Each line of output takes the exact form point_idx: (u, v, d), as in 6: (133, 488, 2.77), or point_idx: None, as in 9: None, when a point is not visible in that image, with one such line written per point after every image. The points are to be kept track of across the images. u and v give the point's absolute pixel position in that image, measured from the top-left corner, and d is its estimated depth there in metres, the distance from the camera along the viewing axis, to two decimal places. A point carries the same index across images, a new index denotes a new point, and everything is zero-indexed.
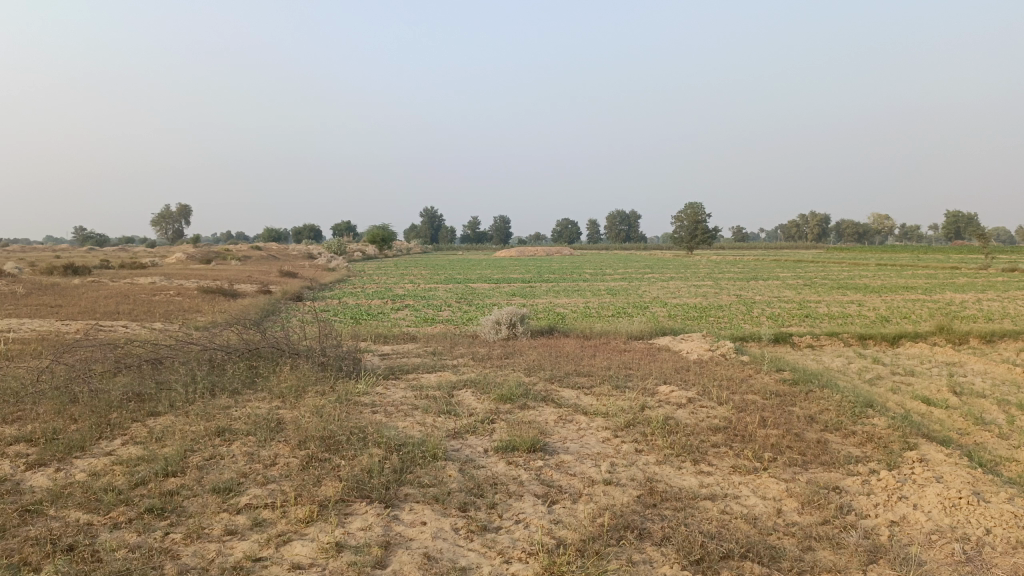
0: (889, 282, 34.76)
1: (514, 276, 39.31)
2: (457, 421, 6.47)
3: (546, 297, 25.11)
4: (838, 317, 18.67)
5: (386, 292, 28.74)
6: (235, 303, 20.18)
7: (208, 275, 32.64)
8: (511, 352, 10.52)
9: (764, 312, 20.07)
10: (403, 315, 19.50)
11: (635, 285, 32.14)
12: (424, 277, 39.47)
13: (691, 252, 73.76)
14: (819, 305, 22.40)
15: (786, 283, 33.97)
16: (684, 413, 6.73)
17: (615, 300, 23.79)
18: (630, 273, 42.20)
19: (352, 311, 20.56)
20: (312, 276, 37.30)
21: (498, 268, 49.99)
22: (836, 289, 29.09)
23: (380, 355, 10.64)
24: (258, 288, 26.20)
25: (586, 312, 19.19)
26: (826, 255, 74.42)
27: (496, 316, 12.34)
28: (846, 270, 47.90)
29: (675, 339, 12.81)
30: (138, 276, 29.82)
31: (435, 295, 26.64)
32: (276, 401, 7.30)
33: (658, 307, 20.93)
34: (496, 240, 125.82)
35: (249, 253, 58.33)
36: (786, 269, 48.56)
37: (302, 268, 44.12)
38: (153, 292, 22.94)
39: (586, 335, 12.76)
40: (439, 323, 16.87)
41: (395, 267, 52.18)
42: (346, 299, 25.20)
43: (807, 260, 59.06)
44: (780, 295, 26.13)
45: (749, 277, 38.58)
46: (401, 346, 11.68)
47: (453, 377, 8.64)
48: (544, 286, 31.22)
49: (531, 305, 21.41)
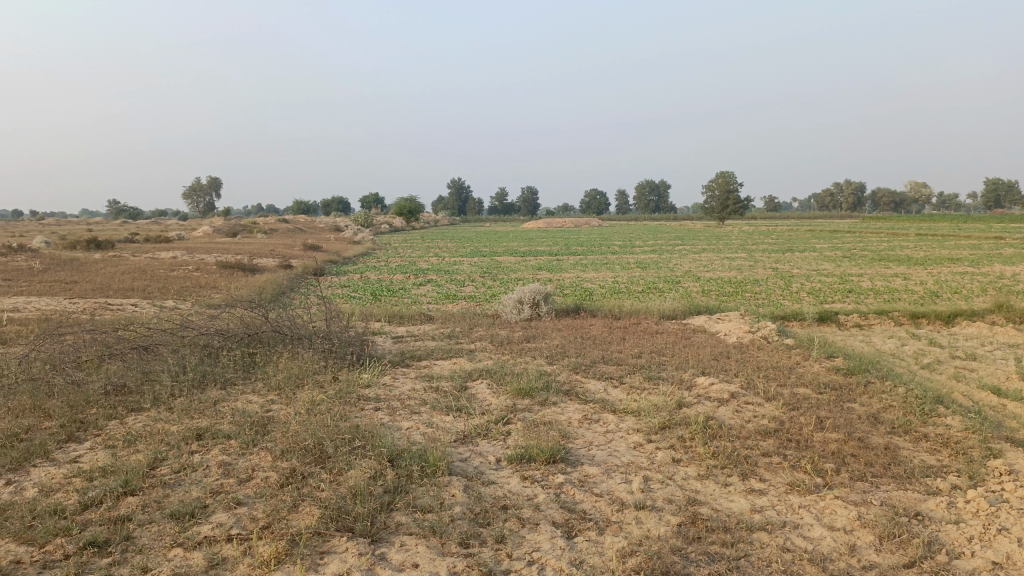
0: (934, 253, 33.15)
1: (541, 248, 38.40)
2: (468, 420, 5.70)
3: (573, 271, 24.23)
4: (885, 293, 17.51)
5: (409, 266, 28.05)
6: (252, 279, 19.61)
7: (231, 249, 32.21)
8: (533, 335, 9.72)
9: (803, 286, 18.99)
10: (424, 292, 18.73)
11: (665, 257, 31.03)
12: (449, 250, 38.79)
13: (723, 223, 72.12)
14: (860, 279, 21.20)
15: (823, 255, 32.56)
16: (728, 411, 5.89)
17: (645, 274, 22.79)
18: (660, 244, 41.09)
19: (372, 288, 19.85)
20: (335, 249, 36.76)
21: (525, 240, 48.96)
22: (877, 262, 27.67)
23: (393, 338, 9.89)
24: (279, 262, 25.68)
25: (614, 288, 18.27)
26: (861, 225, 72.34)
27: (518, 294, 11.55)
28: (886, 240, 46.15)
29: (711, 318, 11.91)
30: (160, 250, 29.45)
31: (458, 269, 25.85)
32: (271, 394, 6.60)
33: (691, 282, 19.96)
34: (523, 211, 124.67)
35: (275, 226, 58.04)
36: (822, 240, 47.06)
37: (327, 241, 43.58)
38: (171, 267, 22.46)
39: (616, 315, 11.89)
40: (461, 301, 16.12)
41: (420, 240, 51.48)
42: (367, 273, 24.55)
43: (845, 231, 57.14)
44: (819, 268, 24.94)
45: (784, 249, 37.34)
46: (416, 327, 10.94)
47: (469, 365, 7.88)
48: (572, 258, 30.32)
49: (557, 281, 20.53)
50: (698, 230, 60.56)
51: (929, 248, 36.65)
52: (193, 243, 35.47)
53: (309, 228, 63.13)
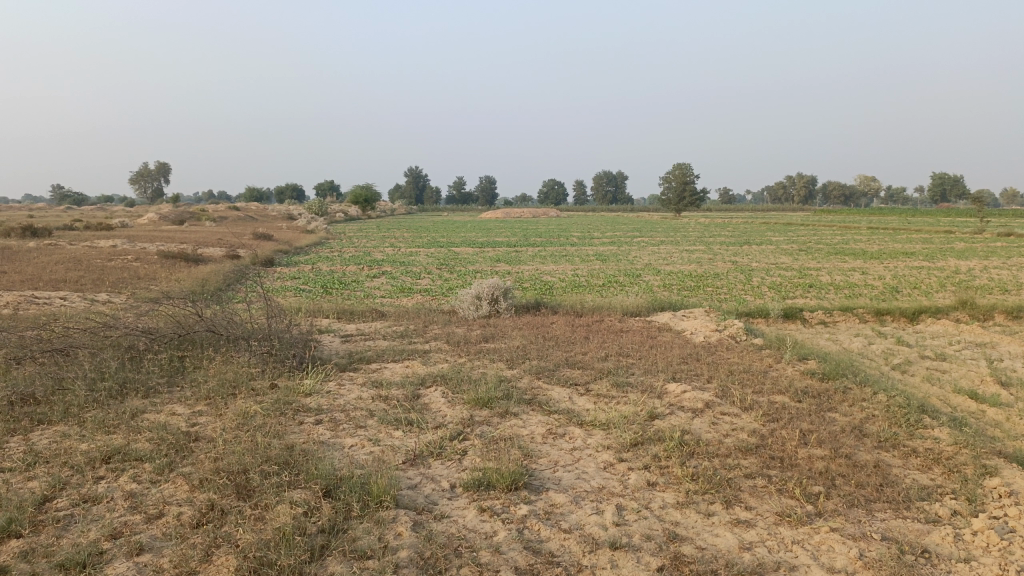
0: (887, 247, 33.47)
1: (499, 238, 37.86)
2: (420, 436, 5.12)
3: (532, 263, 23.72)
4: (845, 288, 17.37)
5: (363, 256, 27.21)
6: (197, 269, 18.68)
7: (176, 237, 30.91)
8: (492, 335, 9.15)
9: (764, 281, 18.77)
10: (377, 285, 18.03)
11: (624, 249, 30.72)
12: (405, 240, 37.96)
13: (680, 215, 72.43)
14: (820, 273, 21.10)
15: (780, 248, 32.57)
16: (703, 424, 5.42)
17: (604, 267, 22.39)
18: (619, 236, 40.84)
19: (323, 280, 19.10)
20: (287, 238, 35.64)
21: (483, 230, 48.40)
22: (834, 256, 27.74)
23: (342, 337, 9.23)
24: (226, 252, 24.63)
25: (575, 281, 17.79)
26: (814, 218, 73.45)
27: (476, 289, 10.97)
28: (839, 233, 46.72)
29: (676, 315, 11.49)
30: (101, 238, 28.05)
31: (414, 261, 25.11)
32: (199, 405, 5.93)
33: (652, 276, 19.61)
34: (481, 201, 123.85)
35: (226, 214, 56.51)
36: (778, 232, 47.40)
37: (279, 230, 42.50)
38: (110, 257, 21.32)
39: (578, 312, 11.39)
40: (416, 295, 15.44)
41: (375, 229, 50.55)
42: (319, 264, 23.68)
43: (799, 224, 57.80)
44: (778, 262, 24.84)
45: (741, 241, 37.38)
46: (367, 324, 10.28)
47: (422, 369, 7.27)
48: (531, 250, 29.81)
49: (515, 274, 20.01)
50: (655, 222, 60.64)
51: (882, 242, 37.04)
52: (136, 232, 34.05)
53: (262, 216, 61.47)
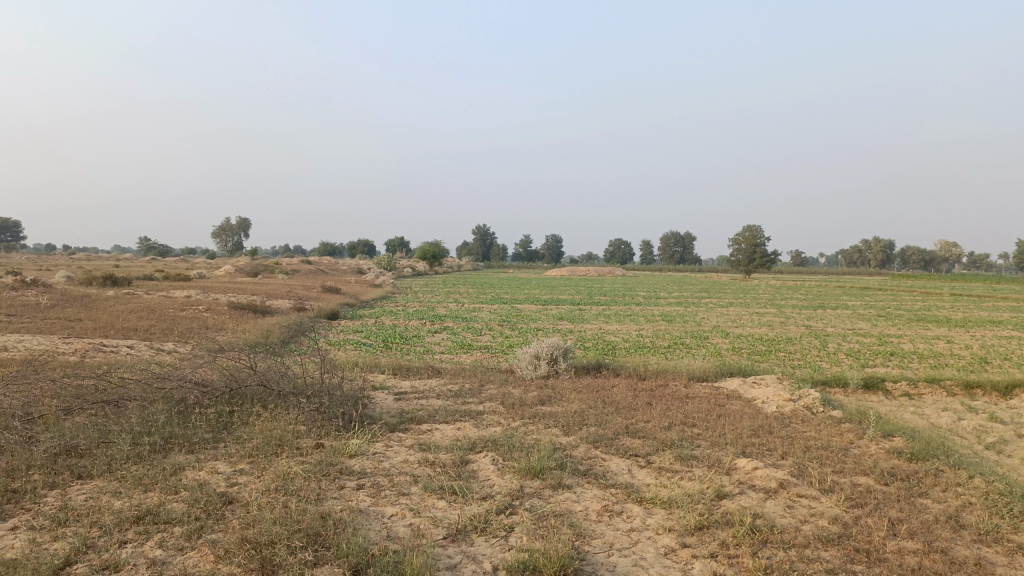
0: (973, 314, 31.71)
1: (563, 296, 37.54)
2: (465, 508, 4.76)
3: (595, 323, 23.28)
4: (929, 357, 16.32)
5: (426, 312, 27.26)
6: (263, 321, 18.96)
7: (247, 289, 31.67)
8: (549, 397, 8.77)
9: (840, 347, 17.84)
10: (438, 340, 17.88)
11: (691, 310, 29.96)
12: (470, 296, 38.00)
13: (749, 276, 70.90)
14: (900, 340, 19.98)
15: (856, 313, 31.20)
16: (777, 507, 4.90)
17: (670, 328, 21.76)
18: (686, 297, 39.99)
19: (384, 334, 19.07)
20: (354, 292, 36.15)
21: (547, 287, 48.17)
22: (915, 322, 26.36)
23: (395, 395, 9.00)
24: (293, 304, 25.04)
25: (639, 342, 17.26)
26: (891, 282, 70.76)
27: (535, 349, 10.63)
28: (918, 298, 44.78)
29: (745, 381, 10.89)
30: (176, 289, 28.91)
31: (476, 317, 24.97)
32: (241, 463, 5.73)
33: (719, 339, 18.92)
34: (547, 259, 124.22)
35: (298, 267, 58.02)
36: (853, 296, 45.69)
37: (347, 283, 43.27)
38: (182, 307, 21.87)
39: (641, 375, 10.91)
40: (475, 352, 15.20)
41: (440, 285, 50.97)
42: (382, 319, 23.78)
43: (875, 288, 55.68)
44: (854, 327, 23.72)
45: (814, 305, 36.07)
46: (422, 382, 10.04)
47: (473, 432, 6.93)
48: (594, 309, 29.38)
49: (578, 333, 19.60)
50: (723, 283, 59.45)
51: (966, 309, 35.19)
52: (210, 283, 35.12)
53: (332, 271, 62.80)
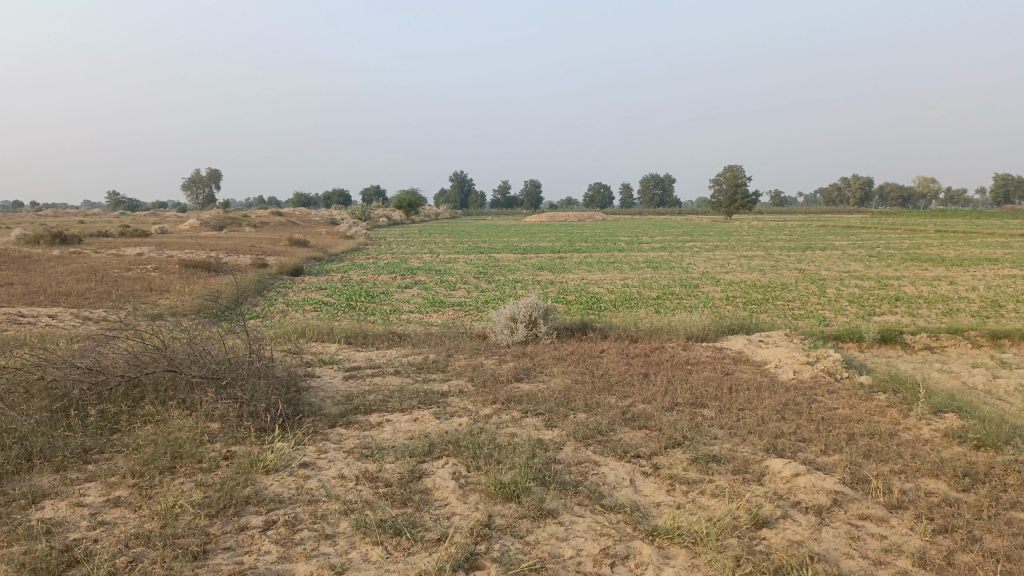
0: (965, 252, 30.67)
1: (542, 244, 36.11)
2: (406, 562, 3.38)
3: (578, 272, 21.94)
4: (937, 302, 15.14)
5: (398, 264, 25.68)
6: (216, 281, 17.38)
7: (209, 244, 29.79)
8: (528, 371, 7.41)
9: (840, 293, 16.57)
10: (407, 297, 16.43)
11: (676, 256, 28.62)
12: (446, 246, 36.42)
13: (731, 217, 69.76)
14: (900, 283, 18.76)
15: (845, 253, 30.05)
16: (839, 544, 3.57)
17: (656, 276, 20.39)
18: (669, 240, 38.70)
19: (350, 291, 17.59)
20: (322, 245, 34.41)
21: (526, 234, 46.62)
22: (910, 262, 25.24)
23: (345, 372, 7.57)
24: (254, 260, 23.41)
25: (625, 294, 15.89)
26: (873, 219, 69.93)
27: (510, 310, 9.24)
28: (904, 236, 43.82)
29: (751, 340, 9.58)
30: (131, 246, 27.06)
31: (451, 269, 23.48)
32: (118, 491, 4.38)
33: (711, 287, 17.64)
34: (527, 205, 122.41)
35: (269, 219, 55.90)
36: (838, 236, 44.69)
37: (317, 236, 41.50)
38: (129, 266, 20.13)
39: (633, 337, 9.57)
40: (447, 311, 13.79)
41: (415, 235, 49.21)
42: (350, 274, 22.23)
43: (859, 227, 54.74)
44: (849, 270, 22.55)
45: (802, 246, 34.91)
46: (381, 351, 8.63)
47: (432, 425, 5.55)
48: (576, 257, 27.98)
49: (559, 285, 18.20)
50: (705, 226, 58.24)
51: (955, 247, 34.11)
52: (168, 238, 33.21)
53: (304, 222, 60.57)
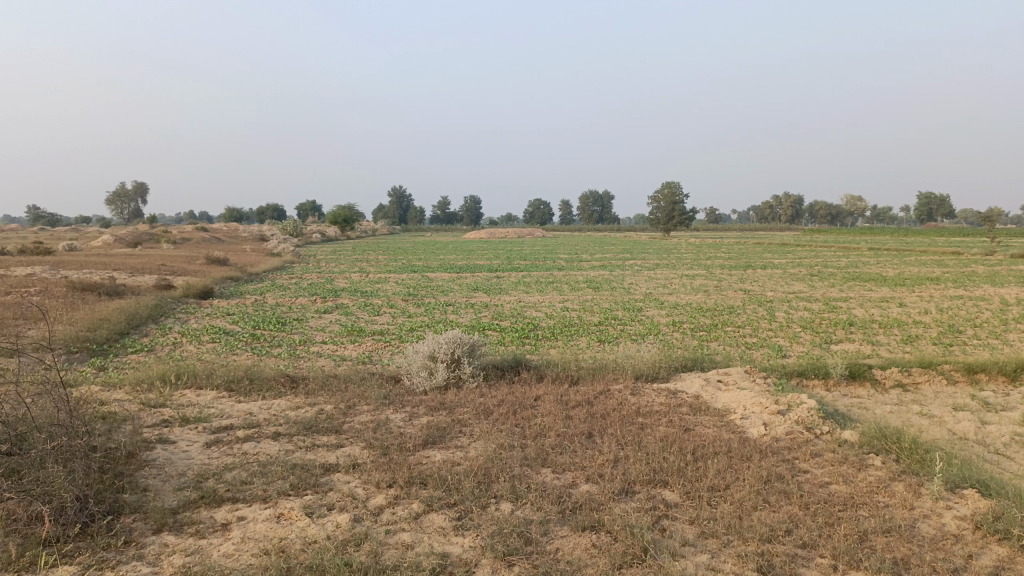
0: (904, 270, 30.46)
1: (480, 262, 34.83)
2: None
3: (514, 293, 20.58)
4: (893, 327, 14.27)
5: (322, 285, 23.83)
6: (105, 306, 15.32)
7: (114, 262, 27.27)
8: (442, 432, 5.90)
9: (791, 317, 15.60)
10: (324, 324, 14.75)
11: (617, 275, 27.57)
12: (379, 264, 34.67)
13: (669, 234, 69.68)
14: (849, 305, 17.97)
15: (786, 272, 29.50)
16: None
17: (598, 298, 19.15)
18: (610, 258, 37.84)
19: (261, 317, 15.80)
20: (243, 263, 32.18)
21: (464, 252, 45.12)
22: (853, 282, 24.70)
23: (209, 436, 5.91)
24: (160, 280, 21.24)
25: (564, 320, 14.56)
26: (807, 237, 70.76)
27: (428, 347, 7.75)
28: (839, 254, 43.91)
29: (708, 379, 8.30)
30: (24, 265, 24.46)
31: (379, 291, 21.79)
32: None
33: (655, 311, 16.50)
34: (466, 222, 121.13)
35: (192, 235, 52.95)
36: (776, 254, 44.48)
37: (241, 254, 39.13)
38: (10, 288, 17.81)
39: (574, 378, 8.17)
40: (365, 342, 12.18)
41: (349, 251, 47.12)
42: (267, 296, 20.34)
43: (794, 244, 55.00)
44: (796, 290, 21.76)
45: (743, 264, 34.38)
46: (266, 402, 7.00)
47: (299, 528, 4.00)
48: (514, 276, 26.63)
49: (494, 308, 16.81)
50: (644, 243, 57.70)
51: (892, 265, 34.00)
52: (73, 256, 30.52)
53: (231, 239, 57.71)
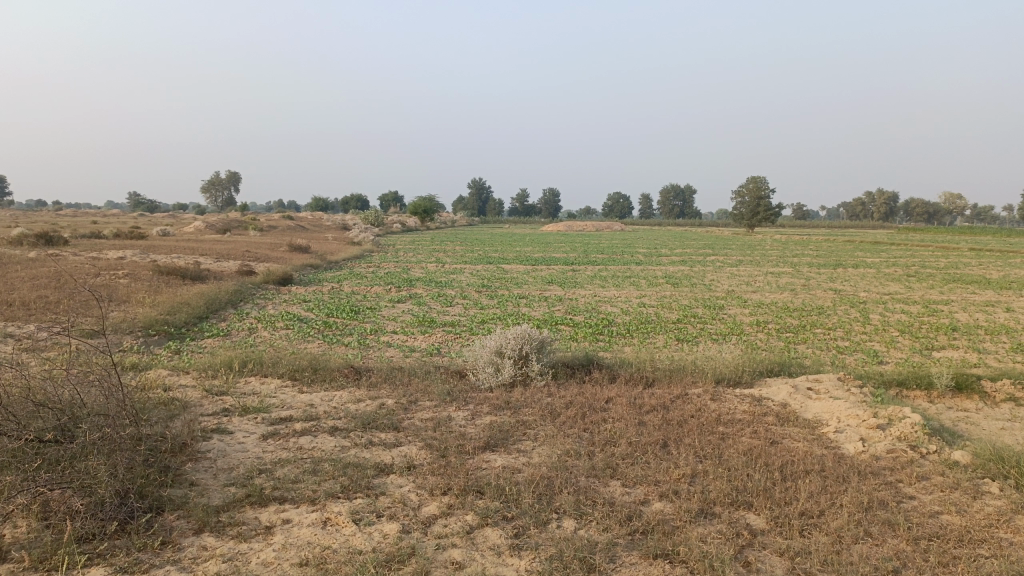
0: (1011, 273, 28.36)
1: (556, 255, 34.38)
2: None
3: (590, 287, 20.07)
4: (1002, 334, 13.12)
5: (398, 274, 23.88)
6: (186, 290, 15.62)
7: (200, 248, 28.05)
8: (505, 434, 5.53)
9: (886, 320, 14.60)
10: (396, 314, 14.65)
11: (697, 270, 26.67)
12: (455, 255, 34.63)
13: (752, 230, 67.51)
14: (951, 309, 16.72)
15: (880, 272, 27.92)
16: None
17: (677, 294, 18.45)
18: (691, 254, 36.76)
19: (335, 305, 15.83)
20: (324, 251, 32.67)
21: (541, 245, 44.70)
22: (954, 284, 23.09)
23: (267, 428, 5.73)
24: (241, 266, 21.66)
25: (641, 316, 13.99)
26: (902, 236, 67.27)
27: (495, 342, 7.41)
28: (937, 254, 41.46)
29: (796, 386, 7.68)
30: (117, 248, 25.38)
31: (453, 281, 21.63)
32: None
33: (738, 309, 15.73)
34: (545, 214, 120.71)
35: (277, 223, 54.26)
36: (867, 252, 42.35)
37: (322, 242, 39.77)
38: (101, 271, 18.43)
39: (649, 380, 7.68)
40: (436, 334, 11.97)
41: (427, 242, 47.37)
42: (343, 283, 20.45)
43: (888, 243, 52.27)
44: (891, 291, 20.47)
45: (832, 263, 32.79)
46: (328, 393, 6.79)
47: (344, 537, 3.71)
48: (591, 269, 26.09)
49: (568, 302, 16.38)
50: (726, 239, 55.94)
51: (996, 266, 31.74)
52: (164, 241, 31.60)
53: (314, 227, 59.00)
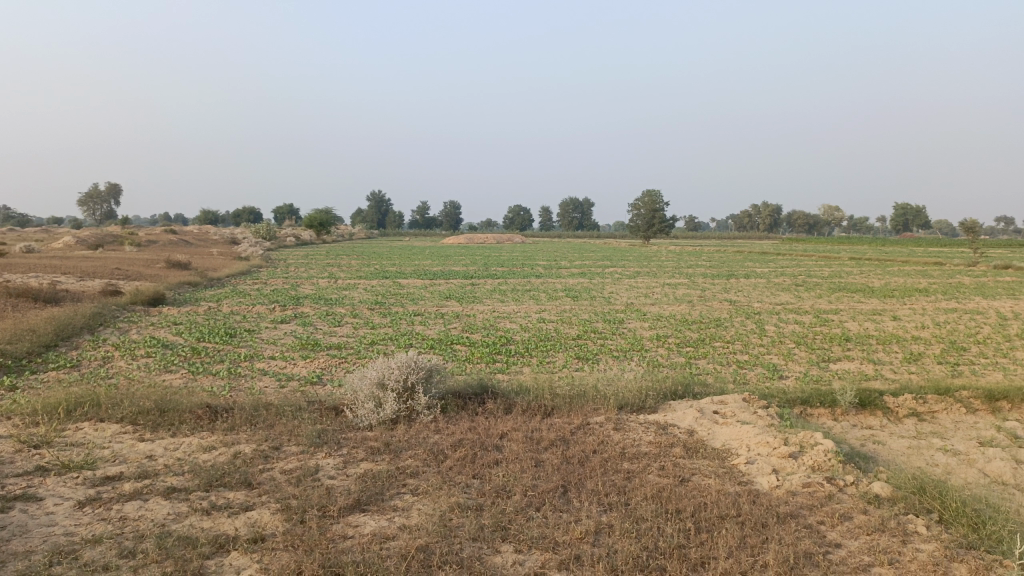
0: (890, 282, 29.63)
1: (455, 269, 33.60)
2: None
3: (489, 302, 19.39)
4: (892, 344, 13.26)
5: (286, 292, 22.50)
6: (37, 314, 13.91)
7: (65, 266, 25.62)
8: (379, 487, 4.71)
9: (782, 331, 14.60)
10: (278, 336, 13.51)
11: (596, 283, 26.50)
12: (350, 270, 33.27)
13: (648, 242, 68.88)
14: (841, 318, 17.01)
15: (771, 282, 28.59)
16: None
17: (577, 308, 18.04)
18: (590, 266, 36.76)
19: (211, 328, 14.51)
20: (206, 267, 30.59)
21: (441, 258, 43.78)
22: (841, 293, 23.75)
23: (88, 492, 4.70)
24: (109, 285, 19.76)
25: (541, 333, 13.41)
26: (787, 247, 70.19)
27: (375, 373, 6.57)
28: (821, 263, 43.20)
29: (703, 410, 7.19)
30: None
31: (345, 299, 20.50)
32: None
33: (638, 323, 15.42)
34: (445, 227, 119.80)
35: (159, 238, 51.00)
36: (757, 262, 43.66)
37: (208, 258, 37.46)
38: None
39: (547, 410, 7.03)
40: (319, 359, 10.96)
41: (323, 257, 45.56)
42: (224, 303, 18.96)
43: (775, 253, 54.29)
44: (784, 301, 20.79)
45: (725, 274, 33.47)
46: (176, 441, 5.76)
47: None
48: (490, 284, 25.48)
49: (466, 319, 15.66)
50: (624, 251, 56.67)
51: (876, 275, 33.19)
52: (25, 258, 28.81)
53: (200, 242, 55.87)
